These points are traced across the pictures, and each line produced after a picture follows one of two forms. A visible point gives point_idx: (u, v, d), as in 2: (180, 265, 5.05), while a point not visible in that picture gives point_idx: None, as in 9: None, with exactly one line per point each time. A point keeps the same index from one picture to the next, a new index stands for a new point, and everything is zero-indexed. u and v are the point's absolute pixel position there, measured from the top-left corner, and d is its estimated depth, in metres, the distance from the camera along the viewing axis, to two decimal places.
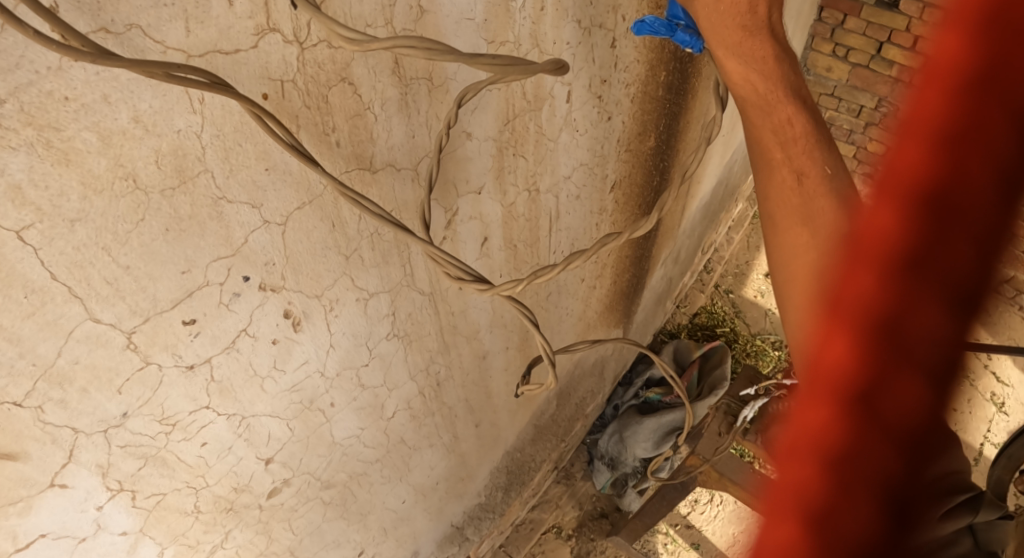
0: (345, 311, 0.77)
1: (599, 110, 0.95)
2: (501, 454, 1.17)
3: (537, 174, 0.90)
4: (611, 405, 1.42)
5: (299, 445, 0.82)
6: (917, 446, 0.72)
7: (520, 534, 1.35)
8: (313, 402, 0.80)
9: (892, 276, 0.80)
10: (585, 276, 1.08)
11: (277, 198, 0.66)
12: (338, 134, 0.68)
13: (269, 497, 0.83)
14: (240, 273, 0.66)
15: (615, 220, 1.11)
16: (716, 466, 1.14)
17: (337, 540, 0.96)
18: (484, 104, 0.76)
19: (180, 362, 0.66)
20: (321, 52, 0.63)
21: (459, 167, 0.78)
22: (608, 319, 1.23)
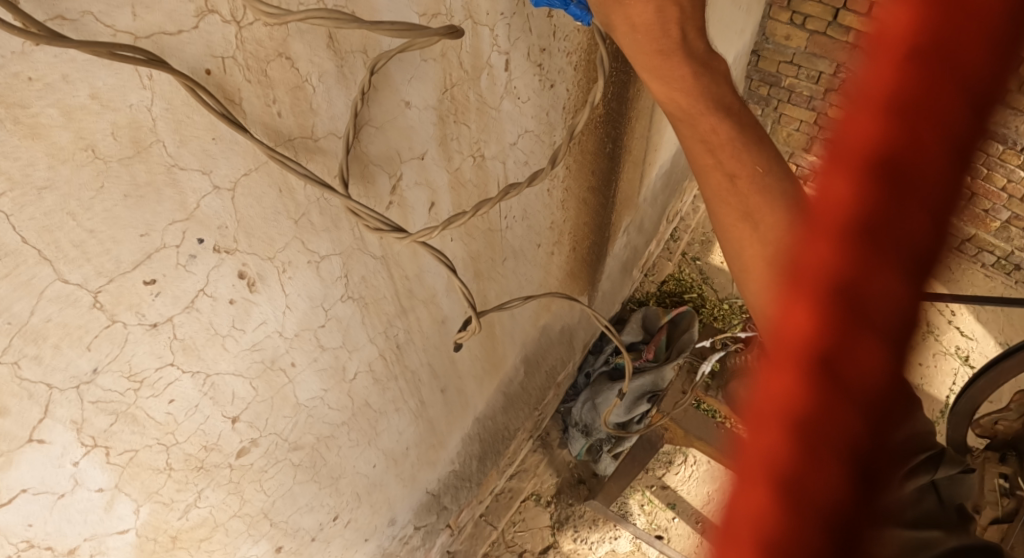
0: (299, 274, 0.82)
1: (541, 79, 1.00)
2: (472, 421, 1.21)
3: (482, 141, 0.95)
4: (583, 373, 1.47)
5: (264, 405, 0.86)
6: (888, 416, 0.57)
7: (499, 503, 1.41)
8: (274, 362, 0.85)
9: (874, 174, 0.58)
10: (541, 243, 1.11)
11: (227, 165, 0.70)
12: (280, 105, 0.72)
13: (237, 457, 0.87)
14: (195, 236, 0.70)
15: (568, 187, 1.09)
16: (678, 422, 1.19)
17: (310, 504, 1.00)
18: (422, 73, 0.81)
19: (144, 321, 0.70)
20: (259, 30, 0.67)
21: (401, 135, 0.83)
22: (572, 287, 1.27)
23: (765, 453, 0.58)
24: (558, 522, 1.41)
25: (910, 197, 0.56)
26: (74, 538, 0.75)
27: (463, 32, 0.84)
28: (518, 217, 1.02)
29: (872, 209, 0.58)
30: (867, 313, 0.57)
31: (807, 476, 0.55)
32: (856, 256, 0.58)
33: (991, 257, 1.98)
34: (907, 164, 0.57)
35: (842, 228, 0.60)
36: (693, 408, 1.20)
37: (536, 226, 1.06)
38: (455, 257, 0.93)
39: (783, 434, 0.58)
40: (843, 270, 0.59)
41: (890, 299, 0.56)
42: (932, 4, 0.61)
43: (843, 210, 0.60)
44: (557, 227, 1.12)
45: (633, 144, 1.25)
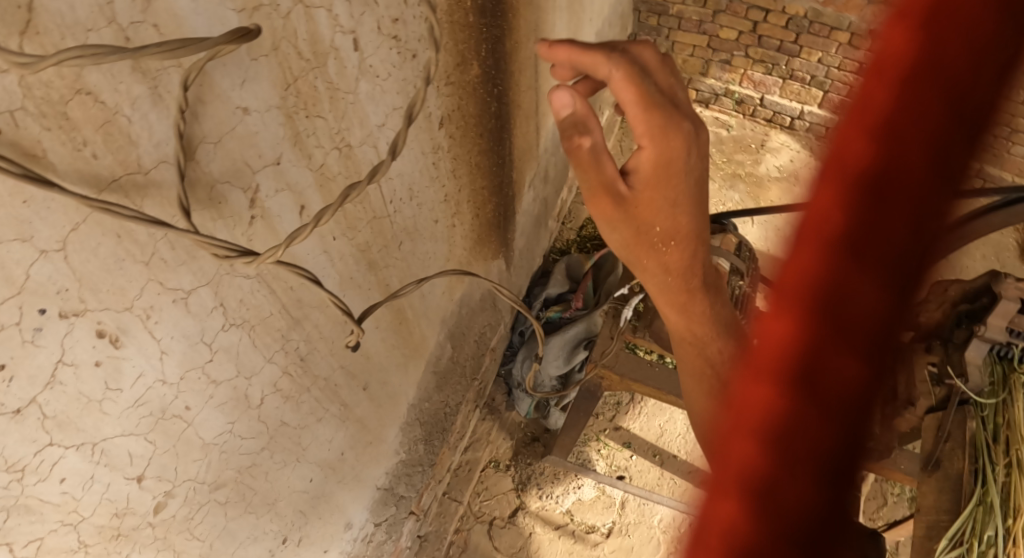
0: (166, 315, 0.72)
1: (399, 50, 0.93)
2: (405, 408, 1.14)
3: (344, 130, 0.89)
4: (517, 332, 1.45)
5: (169, 453, 0.79)
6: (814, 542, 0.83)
7: (459, 478, 1.40)
8: (167, 409, 0.76)
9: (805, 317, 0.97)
10: (439, 217, 1.05)
11: (47, 226, 0.60)
12: (93, 146, 0.63)
13: (156, 513, 0.81)
14: (34, 307, 0.61)
15: (455, 155, 1.05)
16: (612, 368, 1.16)
17: (250, 535, 0.95)
18: (254, 75, 0.73)
19: (3, 410, 0.62)
20: (44, 71, 0.57)
21: (246, 143, 0.75)
22: (485, 252, 1.23)
23: None
24: (521, 484, 1.41)
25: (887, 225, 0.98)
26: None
27: (295, 20, 0.75)
28: (405, 197, 0.97)
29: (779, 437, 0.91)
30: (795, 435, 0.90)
31: None
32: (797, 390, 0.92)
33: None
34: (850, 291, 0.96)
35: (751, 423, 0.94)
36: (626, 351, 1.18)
37: (426, 203, 1.01)
38: (342, 253, 0.87)
39: None
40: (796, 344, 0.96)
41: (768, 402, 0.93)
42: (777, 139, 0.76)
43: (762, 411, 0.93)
44: (451, 200, 1.07)
45: (518, 97, 1.20)
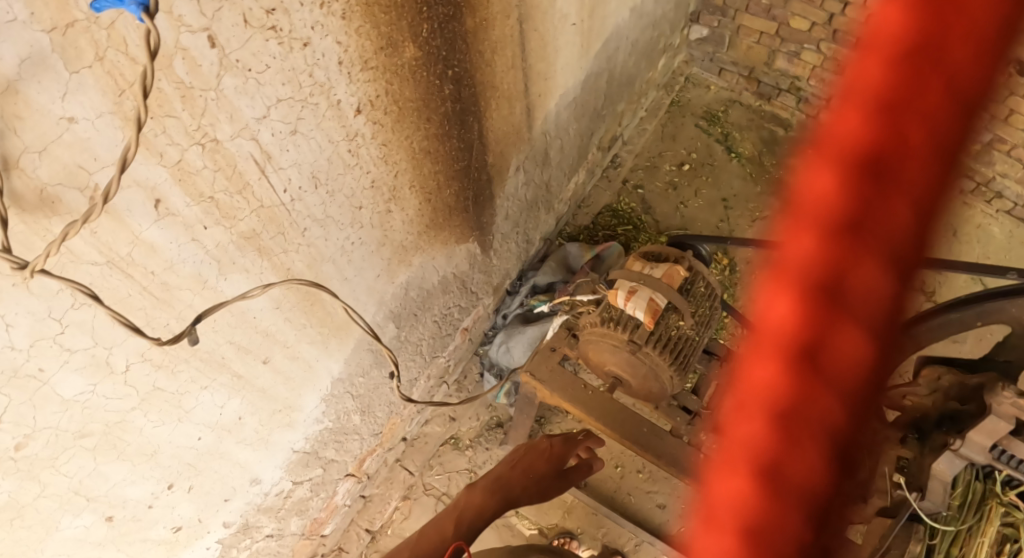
0: (7, 297, 0.68)
1: (285, 41, 0.81)
2: (327, 382, 1.13)
3: (206, 126, 0.78)
4: (500, 315, 1.54)
5: (25, 406, 0.76)
6: (789, 423, 0.75)
7: (413, 449, 1.46)
8: (17, 371, 0.73)
9: (842, 233, 0.70)
10: (362, 204, 1.05)
11: None
12: None
13: (17, 450, 0.79)
14: None
15: (387, 140, 1.02)
16: (542, 383, 1.21)
17: (127, 479, 0.93)
18: (78, 81, 0.66)
19: None
20: None
21: (76, 147, 0.69)
22: (444, 238, 1.27)
23: (733, 490, 0.77)
24: (475, 466, 1.46)
25: (893, 192, 0.69)
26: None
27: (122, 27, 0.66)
28: (311, 185, 0.95)
29: (768, 464, 0.76)
30: (810, 422, 0.75)
31: (791, 454, 0.76)
32: (841, 241, 0.70)
33: (970, 183, 1.77)
34: (782, 462, 0.76)
35: (767, 542, 0.76)
36: (558, 364, 1.22)
37: (344, 188, 1.01)
38: (221, 241, 0.85)
39: (763, 422, 0.76)
40: (804, 327, 0.72)
41: (806, 474, 0.76)
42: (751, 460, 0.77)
43: (734, 500, 0.77)
44: (381, 184, 1.06)
45: (495, 80, 1.16)
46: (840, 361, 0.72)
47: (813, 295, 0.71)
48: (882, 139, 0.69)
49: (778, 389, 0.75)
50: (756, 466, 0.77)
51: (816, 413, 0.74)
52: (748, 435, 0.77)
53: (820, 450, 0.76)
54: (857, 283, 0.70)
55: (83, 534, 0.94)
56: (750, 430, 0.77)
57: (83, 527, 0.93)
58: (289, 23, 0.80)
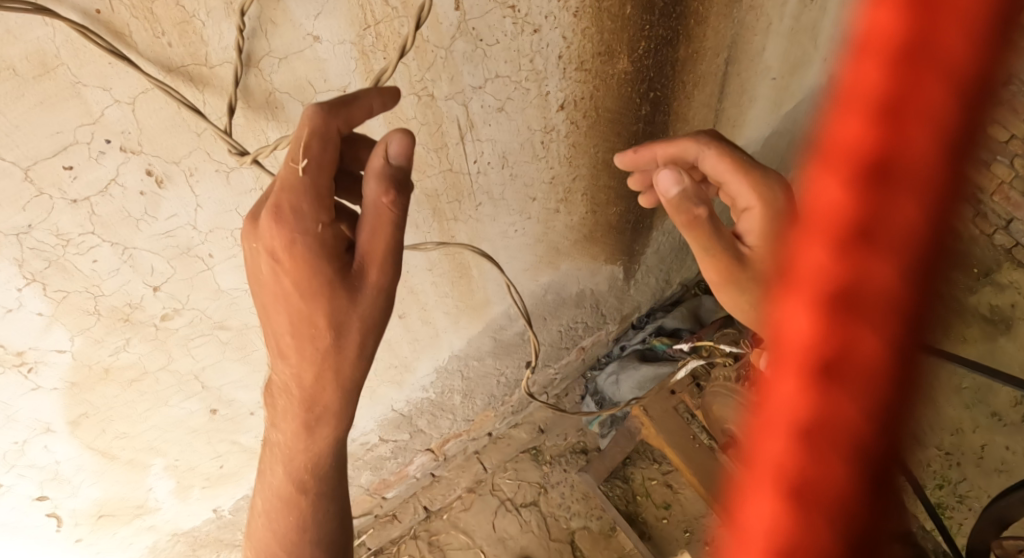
0: (207, 180, 0.75)
1: (517, 22, 0.82)
2: (447, 355, 1.17)
3: (428, 80, 0.81)
4: (619, 345, 1.49)
5: (185, 282, 0.83)
6: (813, 436, 0.83)
7: (495, 446, 1.46)
8: (191, 249, 0.80)
9: (850, 242, 0.89)
10: (535, 196, 1.04)
11: (124, 84, 0.66)
12: (171, 38, 0.65)
13: (163, 320, 0.85)
14: (101, 137, 0.68)
15: (575, 143, 1.02)
16: (652, 419, 1.23)
17: (242, 381, 0.98)
18: (331, 7, 0.69)
19: (66, 196, 0.70)
20: None
21: (311, 67, 0.72)
22: (596, 253, 1.23)
23: (767, 528, 0.81)
24: (546, 484, 1.42)
25: (899, 197, 0.91)
26: (17, 345, 0.79)
27: None
28: (497, 164, 0.95)
29: (801, 483, 0.81)
30: (836, 429, 0.81)
31: (816, 469, 0.80)
32: (852, 253, 0.89)
33: None
34: (814, 467, 0.80)
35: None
36: (672, 409, 1.23)
37: (524, 177, 1.01)
38: None
39: (791, 441, 0.84)
40: (824, 341, 0.85)
41: (836, 483, 0.79)
42: (782, 477, 0.83)
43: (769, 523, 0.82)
44: (558, 183, 1.05)
45: (692, 113, 1.14)
46: (859, 377, 0.81)
47: (829, 327, 0.85)
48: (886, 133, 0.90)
49: (807, 403, 0.84)
50: (788, 490, 0.81)
51: (837, 428, 0.81)
52: (780, 458, 0.84)
53: (846, 463, 0.79)
54: (872, 259, 0.88)
55: (185, 418, 0.98)
56: (784, 445, 0.85)
57: (188, 412, 0.97)
58: (527, 6, 0.81)
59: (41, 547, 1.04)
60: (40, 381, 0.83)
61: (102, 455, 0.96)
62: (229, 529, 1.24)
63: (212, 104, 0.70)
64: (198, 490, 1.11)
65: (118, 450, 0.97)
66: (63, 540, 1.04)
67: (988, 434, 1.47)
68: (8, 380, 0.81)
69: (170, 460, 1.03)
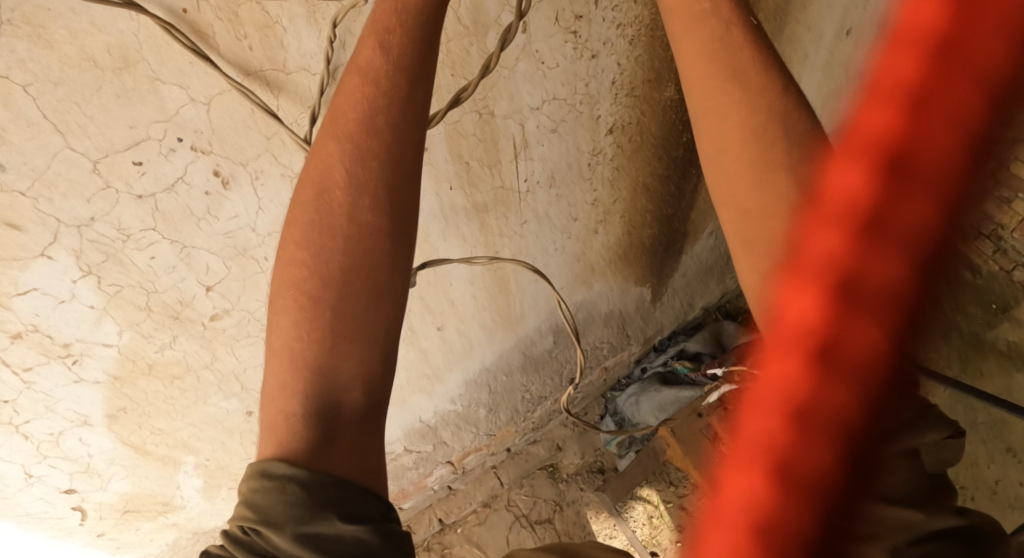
0: (272, 184, 0.76)
1: (577, 47, 0.84)
2: (478, 368, 1.17)
3: (489, 98, 0.82)
4: (640, 367, 1.49)
5: (238, 284, 0.83)
6: (806, 421, 0.68)
7: (513, 461, 1.45)
8: (247, 250, 0.80)
9: (883, 171, 0.73)
10: (577, 216, 1.05)
11: (201, 83, 0.66)
12: (252, 42, 0.66)
13: (211, 320, 0.85)
14: (173, 135, 0.68)
15: (620, 167, 1.03)
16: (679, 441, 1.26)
17: None
18: None
19: (132, 192, 0.71)
20: None
21: None
22: (628, 273, 1.24)
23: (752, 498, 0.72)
24: (562, 502, 1.42)
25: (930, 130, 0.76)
26: (65, 335, 0.79)
27: None
28: (545, 183, 0.96)
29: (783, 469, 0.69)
30: (826, 414, 0.66)
31: (802, 451, 0.67)
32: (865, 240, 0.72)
33: None
34: (796, 456, 0.68)
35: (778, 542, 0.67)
36: (701, 432, 1.25)
37: (569, 197, 1.02)
38: (453, 203, 0.89)
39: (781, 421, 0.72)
40: (826, 321, 0.70)
41: (816, 467, 0.65)
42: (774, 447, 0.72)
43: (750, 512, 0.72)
44: (600, 205, 1.06)
45: None
46: (863, 332, 0.67)
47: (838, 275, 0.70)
48: (914, 90, 0.79)
49: (805, 362, 0.70)
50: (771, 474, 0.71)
51: (834, 404, 0.65)
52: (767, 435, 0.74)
53: (834, 441, 0.65)
54: (886, 251, 0.70)
55: (222, 417, 0.98)
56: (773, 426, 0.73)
57: (225, 411, 0.97)
58: (588, 31, 0.82)
59: (64, 541, 1.02)
60: (83, 372, 0.84)
61: (135, 450, 0.95)
62: None
63: (284, 109, 0.71)
64: (225, 490, 1.10)
65: (152, 445, 0.96)
66: (86, 533, 1.03)
67: (1003, 470, 1.45)
68: (49, 371, 0.82)
69: (201, 459, 1.02)
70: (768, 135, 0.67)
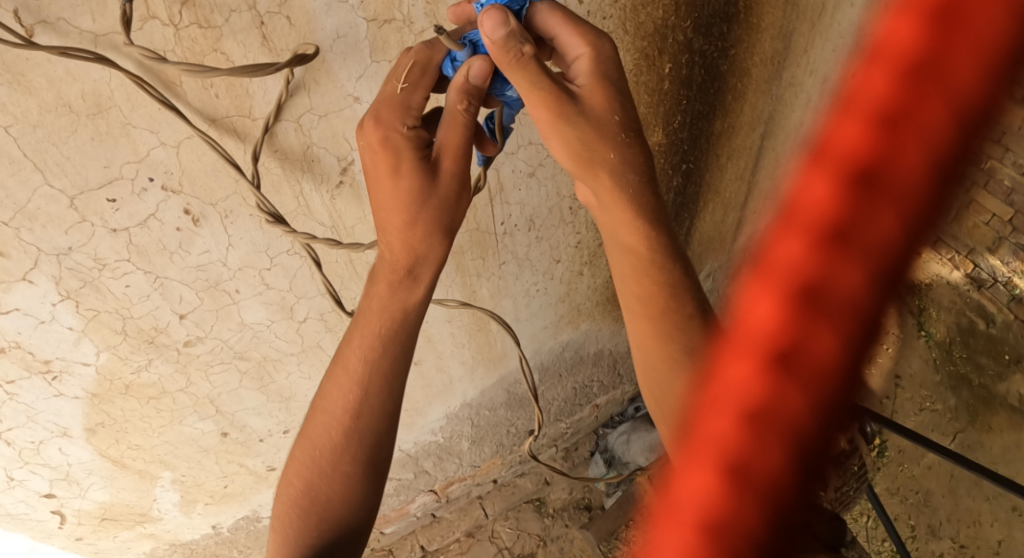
0: (241, 222, 0.80)
1: None
2: (459, 402, 1.19)
3: None
4: (633, 405, 1.48)
5: (210, 314, 0.86)
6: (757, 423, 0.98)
7: (499, 492, 1.45)
8: (219, 283, 0.84)
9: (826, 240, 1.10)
10: (560, 258, 1.06)
11: (171, 128, 0.70)
12: (218, 89, 0.68)
13: (186, 345, 0.88)
14: (145, 174, 0.72)
15: None
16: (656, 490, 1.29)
17: (256, 408, 1.02)
18: (373, 72, 0.74)
19: (107, 225, 0.74)
20: (196, 31, 0.64)
21: (350, 126, 0.77)
22: (618, 316, 1.24)
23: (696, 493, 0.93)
24: (547, 537, 1.41)
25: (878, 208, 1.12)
26: (45, 354, 0.81)
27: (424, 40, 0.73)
28: (524, 227, 0.98)
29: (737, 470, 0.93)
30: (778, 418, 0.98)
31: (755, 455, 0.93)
32: (826, 253, 1.10)
33: None
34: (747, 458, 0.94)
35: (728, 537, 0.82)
36: None
37: (551, 241, 1.02)
38: None
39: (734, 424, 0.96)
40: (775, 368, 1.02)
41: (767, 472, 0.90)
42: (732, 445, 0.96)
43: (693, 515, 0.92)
44: (583, 248, 1.06)
45: (724, 186, 1.16)
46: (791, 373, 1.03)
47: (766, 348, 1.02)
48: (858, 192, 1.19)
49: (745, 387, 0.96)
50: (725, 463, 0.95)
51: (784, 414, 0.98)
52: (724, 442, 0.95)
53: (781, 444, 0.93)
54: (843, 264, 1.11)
55: (197, 437, 1.01)
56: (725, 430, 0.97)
57: (201, 432, 1.00)
58: None
59: (44, 542, 1.06)
60: (63, 388, 0.86)
61: (113, 462, 0.98)
62: (227, 545, 1.26)
63: (252, 152, 0.74)
64: (202, 506, 1.14)
65: (129, 459, 0.99)
66: (65, 537, 1.06)
67: (1008, 529, 1.44)
68: (32, 384, 0.84)
69: (178, 475, 1.05)
70: (673, 345, 0.81)
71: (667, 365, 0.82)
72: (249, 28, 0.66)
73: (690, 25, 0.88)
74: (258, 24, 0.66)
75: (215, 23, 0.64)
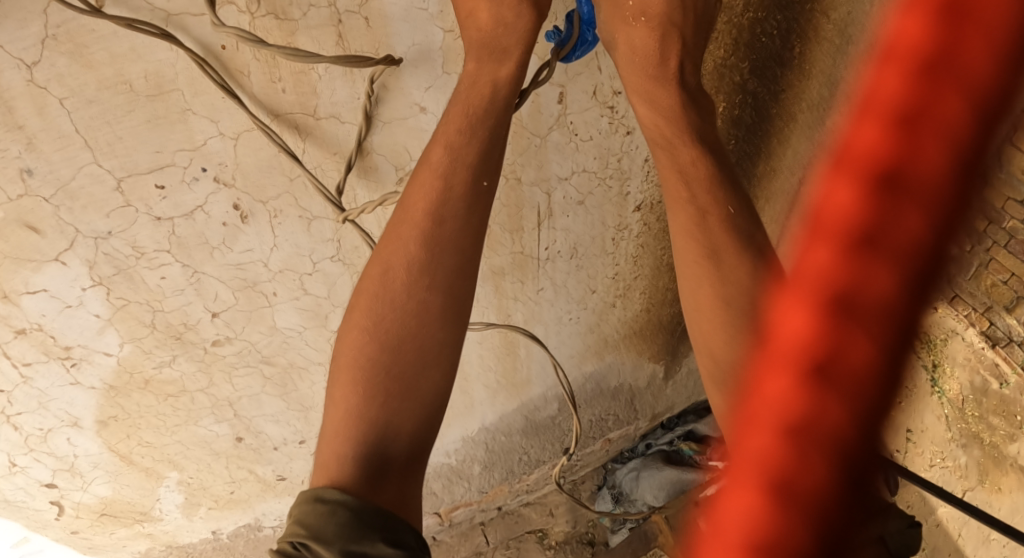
0: (288, 223, 0.77)
1: (612, 121, 0.83)
2: (477, 424, 1.17)
3: (517, 164, 0.84)
4: (644, 442, 1.42)
5: (243, 314, 0.84)
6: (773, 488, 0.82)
7: (502, 521, 1.41)
8: (256, 284, 0.81)
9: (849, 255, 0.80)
10: (596, 288, 1.04)
11: (232, 119, 0.68)
12: (284, 84, 0.67)
13: (213, 344, 0.85)
14: (198, 165, 0.70)
15: (644, 244, 1.00)
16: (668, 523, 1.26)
17: (275, 416, 0.99)
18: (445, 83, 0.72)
19: (150, 213, 0.72)
20: (270, 23, 0.63)
21: (412, 137, 0.75)
22: (644, 350, 1.21)
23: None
24: None
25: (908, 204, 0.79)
26: (67, 339, 0.78)
27: None
28: (566, 253, 0.96)
29: None
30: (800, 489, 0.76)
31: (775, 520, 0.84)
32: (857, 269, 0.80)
33: None
34: None
35: None
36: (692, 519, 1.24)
37: (590, 269, 1.00)
38: None
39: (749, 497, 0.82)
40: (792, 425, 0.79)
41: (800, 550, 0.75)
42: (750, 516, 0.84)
43: None
44: (620, 280, 1.04)
45: None
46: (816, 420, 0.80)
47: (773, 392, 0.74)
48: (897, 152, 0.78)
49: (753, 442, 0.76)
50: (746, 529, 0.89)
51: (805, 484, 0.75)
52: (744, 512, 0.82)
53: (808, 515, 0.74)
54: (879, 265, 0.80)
55: (210, 440, 0.98)
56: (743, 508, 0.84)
57: (215, 434, 0.97)
58: (625, 108, 0.82)
59: (36, 533, 1.02)
60: (80, 376, 0.83)
61: (120, 457, 0.95)
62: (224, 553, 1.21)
63: (310, 152, 0.72)
64: (204, 510, 1.10)
65: (137, 456, 0.96)
66: (60, 529, 1.02)
67: None
68: (48, 369, 0.80)
69: (185, 476, 1.02)
70: (698, 241, 0.71)
71: (703, 269, 0.71)
72: (324, 25, 0.64)
73: (747, 66, 0.88)
74: (335, 22, 0.64)
75: (292, 16, 0.63)
